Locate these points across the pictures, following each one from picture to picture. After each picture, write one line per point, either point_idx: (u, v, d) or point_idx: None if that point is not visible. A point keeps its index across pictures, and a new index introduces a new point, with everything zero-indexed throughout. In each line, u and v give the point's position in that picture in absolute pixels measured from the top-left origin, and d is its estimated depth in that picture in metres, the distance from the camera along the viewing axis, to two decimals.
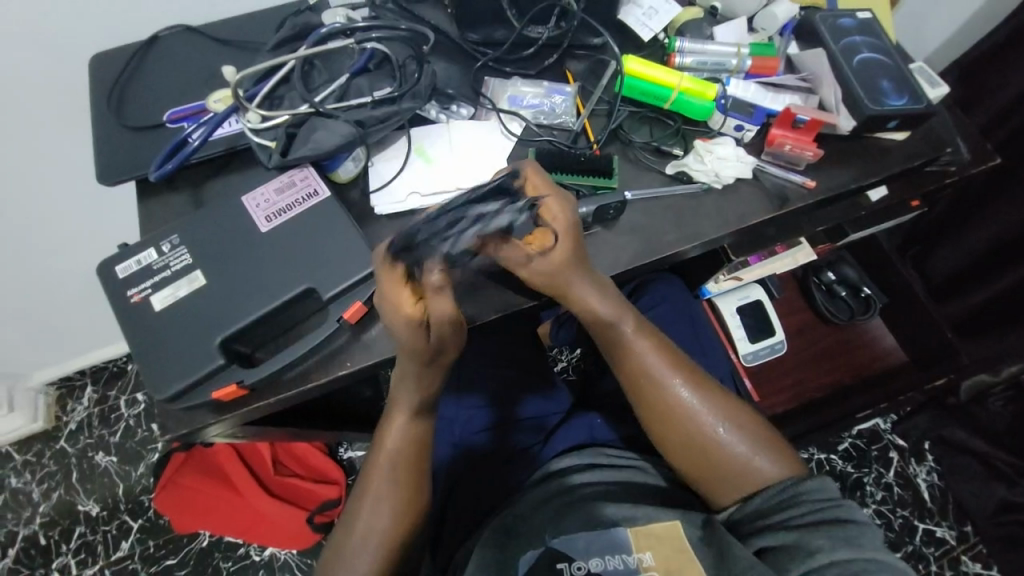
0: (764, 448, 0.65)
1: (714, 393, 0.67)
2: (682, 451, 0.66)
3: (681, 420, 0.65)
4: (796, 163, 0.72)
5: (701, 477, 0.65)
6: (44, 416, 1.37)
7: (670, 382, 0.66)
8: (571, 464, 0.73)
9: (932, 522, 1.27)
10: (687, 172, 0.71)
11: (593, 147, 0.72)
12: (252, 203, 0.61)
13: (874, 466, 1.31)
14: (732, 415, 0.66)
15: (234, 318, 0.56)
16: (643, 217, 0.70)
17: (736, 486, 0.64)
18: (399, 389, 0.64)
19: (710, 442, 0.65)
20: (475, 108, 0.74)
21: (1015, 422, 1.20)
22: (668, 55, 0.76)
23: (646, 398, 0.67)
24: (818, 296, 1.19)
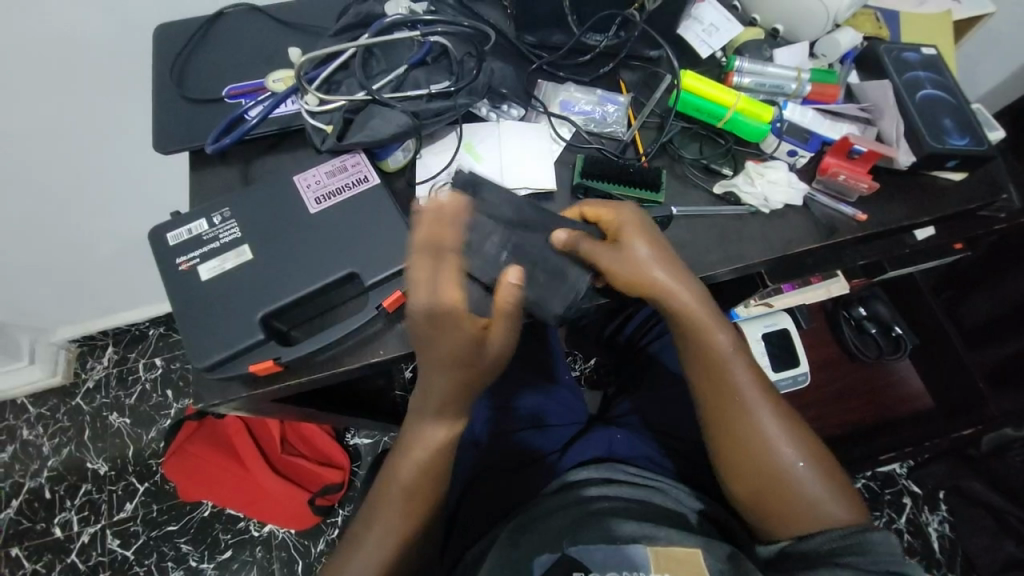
0: (838, 495, 0.62)
1: (797, 429, 0.66)
2: (749, 474, 0.64)
3: (759, 447, 0.64)
4: (848, 194, 0.71)
5: (761, 505, 0.64)
6: (63, 371, 1.41)
7: (750, 403, 0.66)
8: (592, 480, 0.72)
9: (939, 573, 1.23)
10: (735, 194, 0.69)
11: (642, 159, 0.72)
12: (303, 183, 0.62)
13: (885, 511, 1.28)
14: (805, 448, 0.65)
15: (277, 295, 0.57)
16: (687, 234, 0.69)
17: (799, 522, 0.62)
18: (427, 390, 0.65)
19: (784, 474, 0.63)
20: (526, 109, 0.74)
21: None
22: (725, 73, 0.75)
23: (728, 418, 0.66)
24: (846, 331, 1.17)
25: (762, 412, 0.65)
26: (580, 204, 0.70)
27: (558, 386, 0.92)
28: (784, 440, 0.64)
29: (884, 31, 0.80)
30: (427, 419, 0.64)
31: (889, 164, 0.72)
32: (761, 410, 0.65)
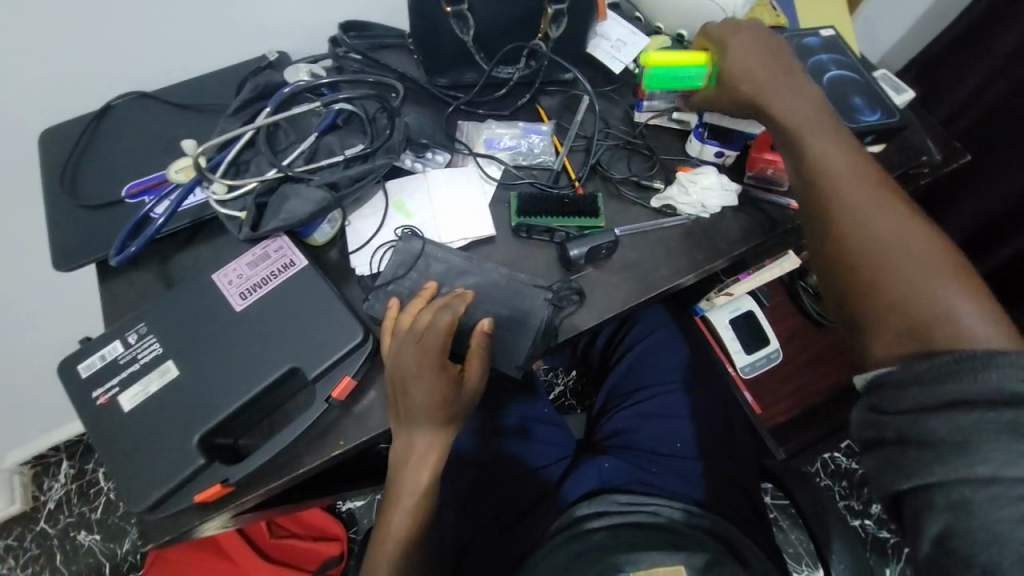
0: (979, 311, 0.47)
1: (921, 228, 0.53)
2: (853, 249, 0.53)
3: (859, 225, 0.54)
4: (779, 184, 0.71)
5: (865, 301, 0.52)
6: (21, 497, 1.28)
7: (855, 188, 0.56)
8: (583, 516, 0.69)
9: None
10: (673, 205, 0.69)
11: (575, 186, 0.71)
12: (223, 280, 0.58)
13: None
14: (940, 259, 0.51)
15: (214, 409, 0.52)
16: (634, 253, 0.68)
17: (914, 323, 0.48)
18: (400, 469, 0.61)
19: (891, 264, 0.51)
20: (451, 153, 0.72)
21: None
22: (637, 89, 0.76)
23: (825, 188, 0.57)
24: (806, 300, 1.19)
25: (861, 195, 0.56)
26: (522, 242, 0.68)
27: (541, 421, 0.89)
28: (894, 230, 0.53)
29: (783, 19, 0.83)
30: (409, 483, 0.61)
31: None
32: (874, 197, 0.55)
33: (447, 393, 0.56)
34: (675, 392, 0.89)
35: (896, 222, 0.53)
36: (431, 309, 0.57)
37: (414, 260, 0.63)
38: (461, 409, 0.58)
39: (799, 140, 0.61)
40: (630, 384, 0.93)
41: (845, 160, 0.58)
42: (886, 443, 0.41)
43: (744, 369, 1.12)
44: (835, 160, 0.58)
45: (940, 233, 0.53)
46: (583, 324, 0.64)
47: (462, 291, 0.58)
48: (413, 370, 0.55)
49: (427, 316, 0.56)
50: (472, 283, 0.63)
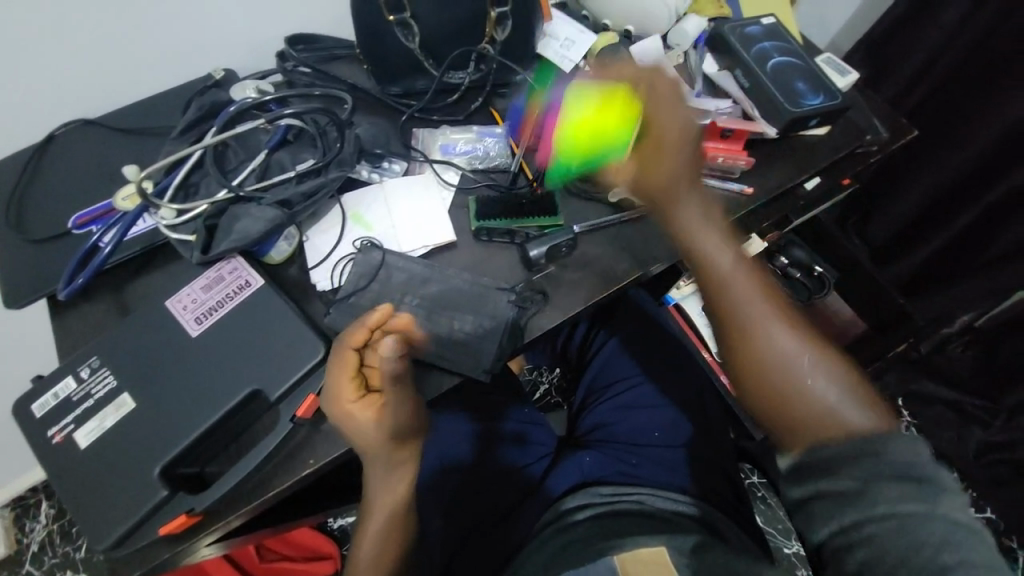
0: (858, 399, 0.51)
1: (802, 329, 0.56)
2: (753, 352, 0.55)
3: (757, 323, 0.56)
4: (731, 172, 0.73)
5: (772, 399, 0.53)
6: (3, 542, 1.23)
7: (744, 282, 0.58)
8: (572, 506, 0.72)
9: None
10: (630, 199, 0.70)
11: (533, 186, 0.71)
12: (177, 306, 0.57)
13: None
14: (817, 350, 0.54)
15: (175, 439, 0.51)
16: (595, 249, 0.69)
17: (814, 420, 0.50)
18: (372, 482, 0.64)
19: (786, 363, 0.53)
20: (407, 162, 0.72)
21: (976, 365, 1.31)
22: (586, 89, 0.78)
23: (721, 286, 0.58)
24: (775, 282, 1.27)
25: (749, 287, 0.58)
26: (484, 245, 0.68)
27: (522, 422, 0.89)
28: (779, 330, 0.55)
29: (726, 10, 0.85)
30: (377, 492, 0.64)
31: (758, 135, 0.76)
32: (756, 290, 0.58)
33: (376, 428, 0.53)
34: (651, 381, 0.91)
35: (786, 327, 0.55)
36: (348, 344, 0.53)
37: (375, 271, 0.63)
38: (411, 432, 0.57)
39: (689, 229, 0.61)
40: (607, 377, 0.94)
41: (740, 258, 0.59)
42: (810, 499, 0.46)
43: None
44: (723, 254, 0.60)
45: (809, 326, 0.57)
46: (548, 323, 0.64)
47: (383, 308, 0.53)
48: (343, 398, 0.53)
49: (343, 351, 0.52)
50: (435, 291, 0.63)
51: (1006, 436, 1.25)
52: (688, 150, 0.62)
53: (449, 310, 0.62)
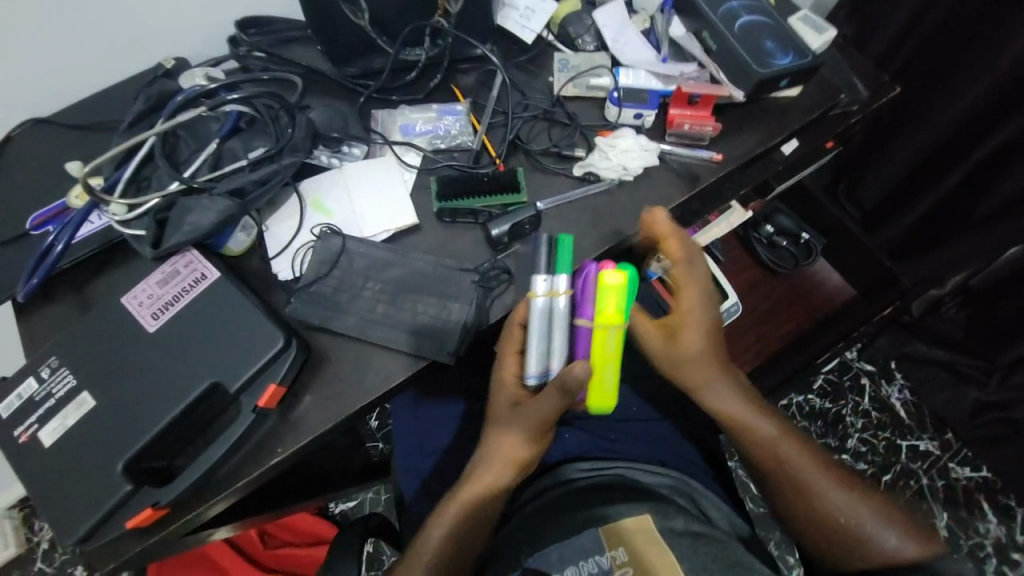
0: (899, 533, 0.60)
1: (829, 467, 0.64)
2: (800, 511, 0.63)
3: (801, 485, 0.63)
4: (700, 139, 0.71)
5: (827, 543, 0.61)
6: (15, 540, 1.25)
7: (778, 445, 0.64)
8: (556, 480, 0.72)
9: (915, 438, 1.38)
10: (595, 172, 0.69)
11: (496, 163, 0.70)
12: (133, 303, 0.56)
13: (850, 397, 1.42)
14: (847, 485, 0.63)
15: (137, 434, 0.51)
16: (561, 225, 0.67)
17: (865, 556, 0.59)
18: (483, 472, 0.67)
19: (833, 512, 0.61)
20: (367, 145, 0.71)
21: (970, 327, 1.30)
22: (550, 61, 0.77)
23: (761, 458, 0.65)
24: (761, 250, 1.26)
25: (787, 448, 0.64)
26: (448, 227, 0.66)
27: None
28: (821, 482, 0.62)
29: None
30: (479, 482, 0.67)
31: (726, 99, 0.73)
32: (787, 445, 0.64)
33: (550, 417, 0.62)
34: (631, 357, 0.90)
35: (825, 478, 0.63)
36: (516, 317, 0.62)
37: (335, 258, 0.62)
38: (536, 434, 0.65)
39: (711, 397, 0.67)
40: None
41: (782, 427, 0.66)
42: None
43: None
44: (756, 426, 0.66)
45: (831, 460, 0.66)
46: (513, 303, 0.64)
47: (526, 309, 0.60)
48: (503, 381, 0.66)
49: (509, 327, 0.63)
50: (398, 275, 0.62)
51: (1003, 396, 1.28)
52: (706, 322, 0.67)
53: (413, 294, 0.62)
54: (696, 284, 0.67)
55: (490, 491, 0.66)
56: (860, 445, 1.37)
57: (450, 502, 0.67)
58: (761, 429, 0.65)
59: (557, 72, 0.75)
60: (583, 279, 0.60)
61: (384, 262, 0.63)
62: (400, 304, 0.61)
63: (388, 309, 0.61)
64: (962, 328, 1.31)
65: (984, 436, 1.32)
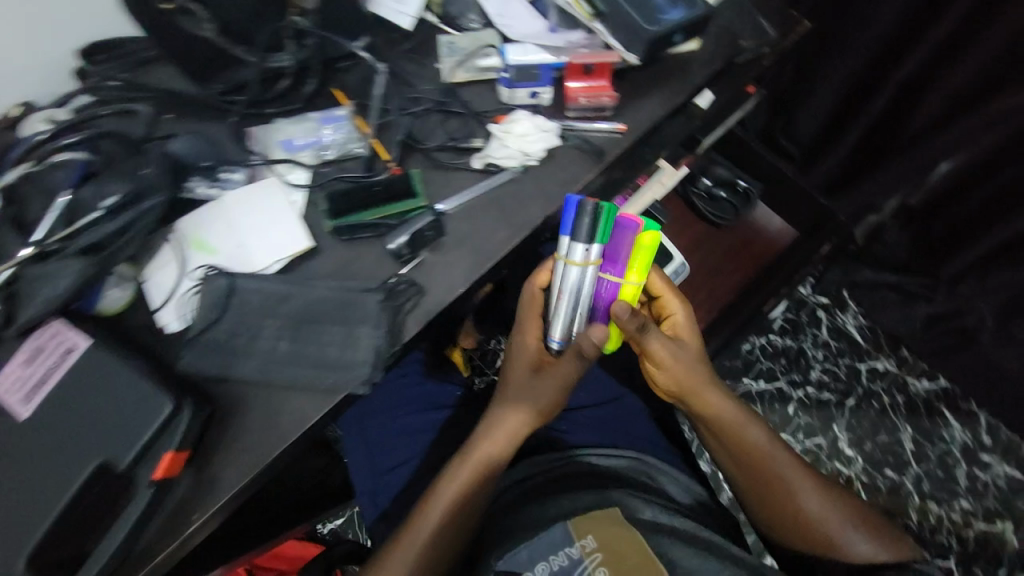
0: (870, 537, 0.68)
1: (814, 477, 0.71)
2: (782, 512, 0.69)
3: (787, 491, 0.69)
4: (602, 109, 0.67)
5: (802, 540, 0.69)
6: None
7: (770, 455, 0.70)
8: (514, 479, 0.77)
9: (873, 359, 1.38)
10: (495, 162, 0.65)
11: (390, 168, 0.65)
12: (4, 387, 0.52)
13: (809, 331, 1.43)
14: (829, 494, 0.70)
15: (28, 533, 0.47)
16: (468, 225, 0.64)
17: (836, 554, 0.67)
18: (494, 435, 0.71)
19: (813, 515, 0.68)
20: (248, 168, 0.65)
21: (912, 247, 1.33)
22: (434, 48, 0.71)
23: (754, 465, 0.70)
24: (700, 204, 1.25)
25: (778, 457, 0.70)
26: (347, 246, 0.62)
27: (456, 407, 0.88)
28: (805, 489, 0.69)
29: None
30: (494, 445, 0.70)
31: (622, 63, 0.69)
32: (778, 455, 0.70)
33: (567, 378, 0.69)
34: None
35: (809, 487, 0.69)
36: (539, 282, 0.73)
37: (225, 300, 0.57)
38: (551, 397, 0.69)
39: (713, 412, 0.70)
40: None
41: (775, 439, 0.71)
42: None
43: None
44: (752, 438, 0.70)
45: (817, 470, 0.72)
46: (427, 316, 0.60)
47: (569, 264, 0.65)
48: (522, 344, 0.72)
49: (531, 290, 0.73)
50: (298, 307, 0.58)
51: (948, 307, 1.30)
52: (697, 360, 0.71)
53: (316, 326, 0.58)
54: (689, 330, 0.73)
55: (498, 454, 0.70)
56: (823, 376, 1.38)
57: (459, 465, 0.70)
58: (756, 437, 0.70)
59: (443, 58, 0.70)
60: (620, 237, 0.67)
61: (281, 296, 0.58)
62: (303, 338, 0.57)
63: (291, 346, 0.57)
64: (905, 248, 1.33)
65: (938, 350, 1.34)
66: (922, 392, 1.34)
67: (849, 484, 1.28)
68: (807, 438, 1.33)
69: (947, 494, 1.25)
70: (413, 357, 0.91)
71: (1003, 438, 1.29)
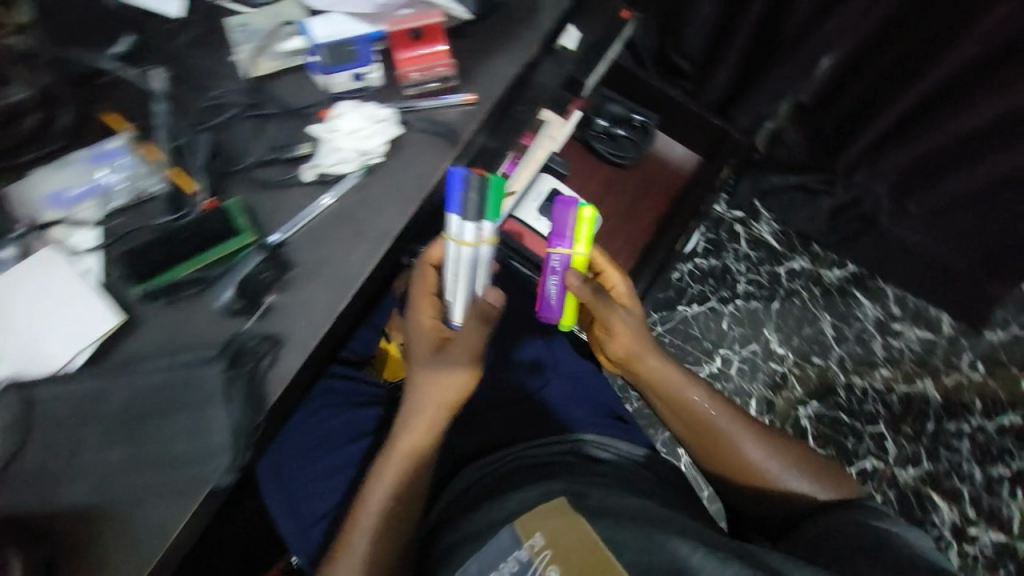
0: (814, 481, 0.68)
1: (756, 428, 0.71)
2: (725, 465, 0.70)
3: (729, 443, 0.70)
4: (442, 79, 0.57)
5: (747, 491, 0.70)
6: None
7: (710, 411, 0.71)
8: (450, 495, 0.69)
9: (792, 259, 1.42)
10: (328, 171, 0.54)
11: (202, 203, 0.52)
12: None
13: (730, 248, 1.42)
14: (771, 443, 0.70)
15: None
16: (315, 251, 0.53)
17: (778, 499, 0.68)
18: (405, 429, 0.63)
19: (754, 464, 0.69)
20: (17, 241, 0.50)
21: (811, 145, 1.35)
22: (224, 40, 0.58)
23: (694, 419, 0.71)
24: (600, 147, 1.19)
25: (717, 411, 0.70)
26: (167, 311, 0.51)
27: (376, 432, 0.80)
28: (746, 439, 0.70)
29: None
30: (410, 439, 0.63)
31: (455, 22, 0.59)
32: (719, 409, 0.71)
33: (475, 353, 0.62)
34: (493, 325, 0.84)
35: (749, 437, 0.70)
36: (429, 258, 0.64)
37: (22, 417, 0.46)
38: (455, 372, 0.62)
39: (650, 374, 0.72)
40: None
41: (712, 393, 0.71)
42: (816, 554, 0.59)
43: None
44: (692, 394, 0.71)
45: (761, 423, 0.72)
46: (290, 371, 0.51)
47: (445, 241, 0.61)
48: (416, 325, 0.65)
49: (422, 268, 0.64)
50: (125, 401, 0.48)
51: (849, 196, 1.34)
52: (632, 327, 0.72)
53: (157, 416, 0.48)
54: (631, 301, 0.76)
55: (419, 449, 0.63)
56: (748, 286, 1.40)
57: (382, 471, 0.62)
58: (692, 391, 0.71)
59: (238, 47, 0.57)
60: (560, 215, 0.73)
61: (99, 392, 0.48)
62: (145, 434, 0.48)
63: (131, 449, 0.47)
64: (806, 148, 1.36)
65: (848, 238, 1.38)
66: (836, 279, 1.40)
67: (784, 380, 1.33)
68: (743, 347, 1.36)
69: (869, 368, 1.34)
70: (320, 390, 0.82)
71: (911, 306, 1.37)
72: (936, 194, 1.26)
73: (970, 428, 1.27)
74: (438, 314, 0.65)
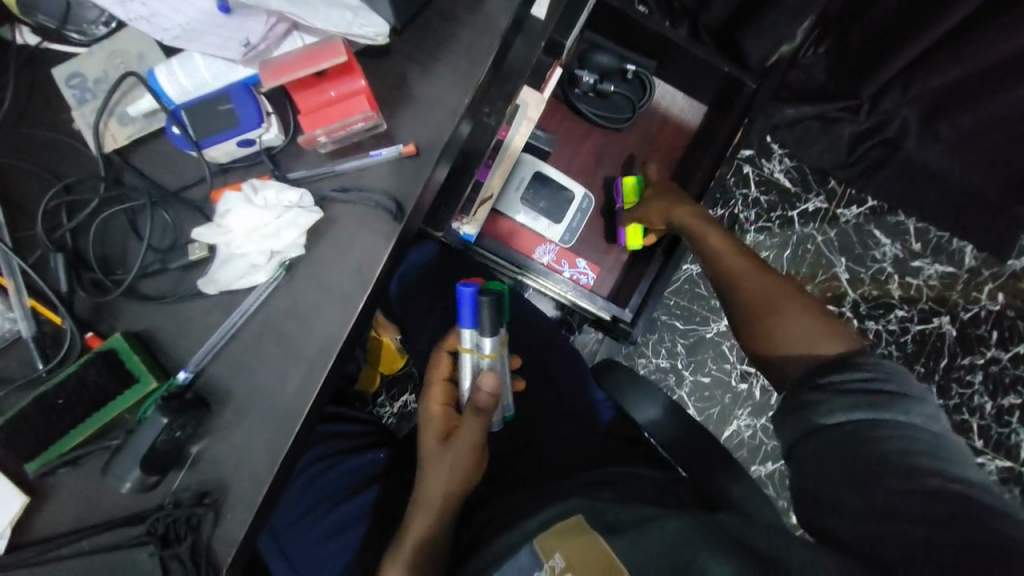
0: (833, 334, 0.55)
1: (784, 278, 0.61)
2: (731, 295, 0.62)
3: (740, 273, 0.62)
4: (365, 130, 0.42)
5: (752, 331, 0.59)
6: None
7: (728, 245, 0.65)
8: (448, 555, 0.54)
9: (806, 201, 0.98)
10: (232, 282, 0.41)
11: (87, 339, 0.41)
12: None
13: (737, 194, 0.98)
14: (793, 291, 0.59)
15: None
16: (242, 380, 0.42)
17: (787, 342, 0.56)
18: (424, 484, 0.54)
19: (764, 296, 0.59)
20: None
21: (837, 61, 0.88)
22: (60, 103, 0.42)
23: (706, 247, 0.66)
24: (585, 108, 0.91)
25: (734, 248, 0.65)
26: (76, 481, 0.41)
27: (380, 480, 0.63)
28: (762, 275, 0.61)
29: None
30: (431, 486, 0.54)
31: (363, 42, 0.42)
32: (742, 249, 0.65)
33: (477, 443, 0.54)
34: None
35: (766, 275, 0.61)
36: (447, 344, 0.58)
37: None
38: (467, 454, 0.54)
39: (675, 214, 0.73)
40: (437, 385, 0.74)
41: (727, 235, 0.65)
42: (838, 483, 0.42)
43: (565, 239, 0.92)
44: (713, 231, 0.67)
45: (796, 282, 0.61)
46: (240, 531, 0.41)
47: (464, 334, 0.55)
48: (425, 407, 0.58)
49: (436, 357, 0.59)
50: None
51: (875, 120, 0.87)
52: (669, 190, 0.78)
53: None
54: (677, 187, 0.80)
55: (441, 496, 0.53)
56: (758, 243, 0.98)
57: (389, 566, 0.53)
58: (706, 233, 0.66)
59: (76, 109, 0.41)
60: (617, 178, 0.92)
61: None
62: None
63: None
64: (824, 67, 0.89)
65: (867, 171, 0.93)
66: (855, 223, 0.98)
67: None
68: None
69: (884, 310, 0.97)
70: (317, 437, 0.66)
71: (932, 239, 0.97)
72: (977, 118, 0.81)
73: (984, 362, 0.96)
74: (451, 401, 0.58)
